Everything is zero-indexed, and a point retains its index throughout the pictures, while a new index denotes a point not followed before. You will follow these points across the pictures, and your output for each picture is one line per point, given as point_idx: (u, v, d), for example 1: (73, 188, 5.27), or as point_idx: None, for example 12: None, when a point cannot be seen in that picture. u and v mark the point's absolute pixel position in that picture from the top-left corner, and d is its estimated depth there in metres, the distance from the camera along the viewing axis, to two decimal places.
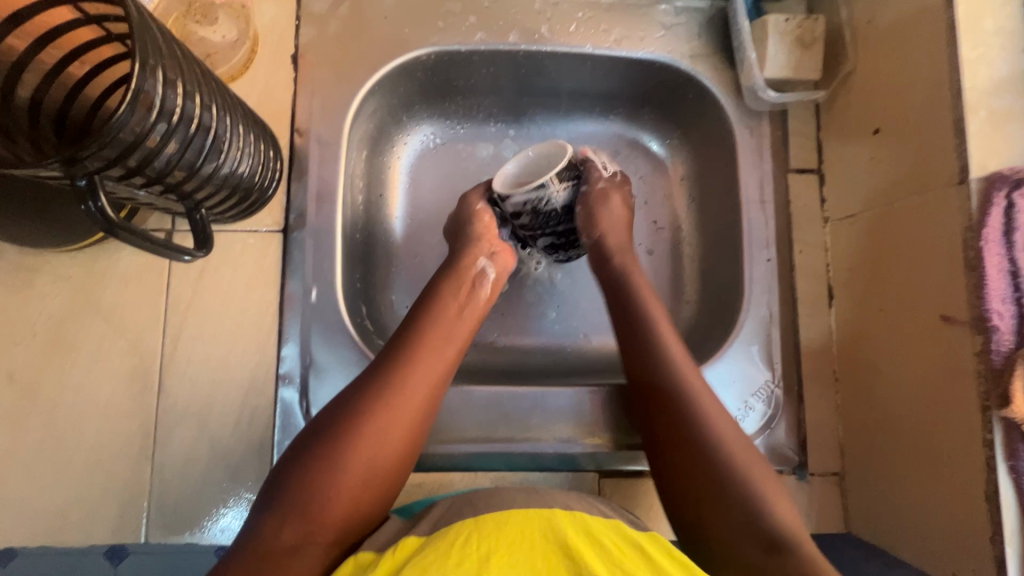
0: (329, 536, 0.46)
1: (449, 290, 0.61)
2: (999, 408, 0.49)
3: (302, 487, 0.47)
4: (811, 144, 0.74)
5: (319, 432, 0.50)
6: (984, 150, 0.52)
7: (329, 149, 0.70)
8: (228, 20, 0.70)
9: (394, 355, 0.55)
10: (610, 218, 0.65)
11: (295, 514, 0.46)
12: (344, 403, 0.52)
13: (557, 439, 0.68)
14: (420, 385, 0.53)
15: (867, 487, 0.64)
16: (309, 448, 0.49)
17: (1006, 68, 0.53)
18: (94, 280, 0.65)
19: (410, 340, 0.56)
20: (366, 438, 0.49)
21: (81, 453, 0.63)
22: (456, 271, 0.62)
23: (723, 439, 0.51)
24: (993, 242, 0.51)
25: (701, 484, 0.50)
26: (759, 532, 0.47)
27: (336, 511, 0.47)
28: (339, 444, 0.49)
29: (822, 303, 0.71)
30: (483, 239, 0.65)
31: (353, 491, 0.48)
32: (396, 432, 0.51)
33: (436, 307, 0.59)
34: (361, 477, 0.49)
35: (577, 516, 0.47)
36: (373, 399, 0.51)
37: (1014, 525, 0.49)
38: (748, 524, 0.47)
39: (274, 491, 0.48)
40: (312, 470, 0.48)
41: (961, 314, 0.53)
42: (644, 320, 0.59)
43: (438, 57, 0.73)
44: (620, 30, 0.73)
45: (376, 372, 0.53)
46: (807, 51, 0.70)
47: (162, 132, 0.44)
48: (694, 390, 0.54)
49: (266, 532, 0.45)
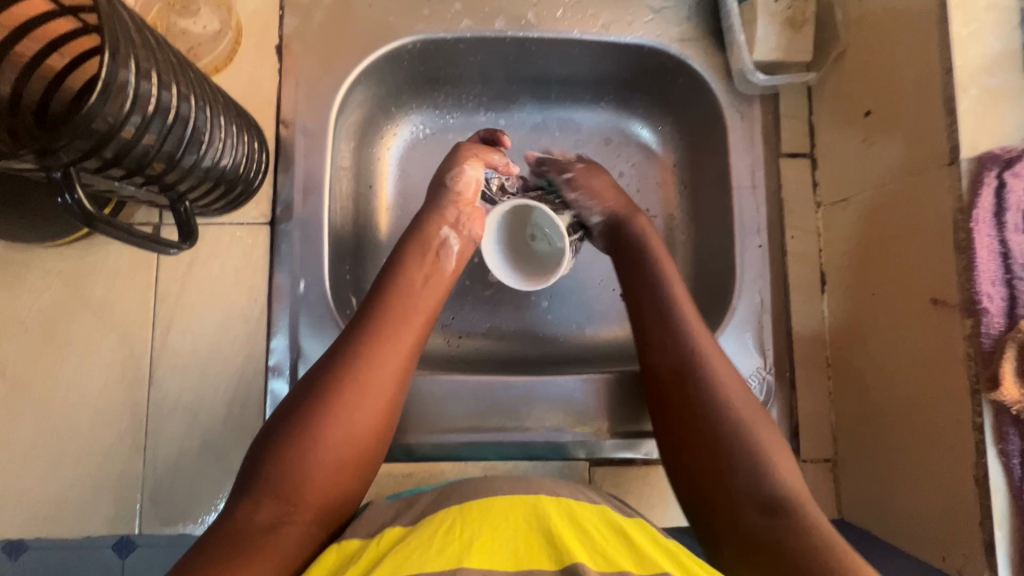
0: (306, 517, 0.47)
1: (414, 262, 0.60)
2: (989, 391, 0.49)
3: (276, 467, 0.47)
4: (803, 127, 0.72)
5: (290, 411, 0.50)
6: (974, 130, 0.51)
7: (315, 140, 0.69)
8: (210, 12, 0.69)
9: (361, 330, 0.54)
10: (605, 189, 0.67)
11: (272, 494, 0.46)
12: (312, 383, 0.51)
13: (547, 429, 0.68)
14: (389, 359, 0.53)
15: (860, 473, 0.64)
16: (280, 429, 0.49)
17: (997, 46, 0.52)
18: (82, 275, 0.66)
19: (376, 312, 0.56)
20: (337, 414, 0.49)
21: (74, 446, 0.63)
22: (419, 242, 0.61)
23: (725, 393, 0.53)
24: (984, 223, 0.50)
25: (700, 434, 0.52)
26: (758, 490, 0.48)
27: (313, 489, 0.47)
28: (311, 421, 0.49)
29: (814, 289, 0.70)
30: (456, 201, 0.64)
31: (327, 469, 0.48)
32: (370, 401, 0.51)
33: (402, 278, 0.58)
34: (335, 454, 0.49)
35: (565, 503, 0.48)
36: (341, 376, 0.51)
37: (1003, 510, 0.49)
38: (748, 489, 0.48)
39: (251, 471, 0.48)
40: (284, 452, 0.48)
41: (951, 298, 0.52)
42: (656, 281, 0.61)
43: (423, 45, 0.72)
44: (608, 14, 0.72)
45: (343, 349, 0.53)
46: (798, 33, 0.69)
47: (137, 123, 0.44)
48: (697, 342, 0.57)
49: (241, 513, 0.45)
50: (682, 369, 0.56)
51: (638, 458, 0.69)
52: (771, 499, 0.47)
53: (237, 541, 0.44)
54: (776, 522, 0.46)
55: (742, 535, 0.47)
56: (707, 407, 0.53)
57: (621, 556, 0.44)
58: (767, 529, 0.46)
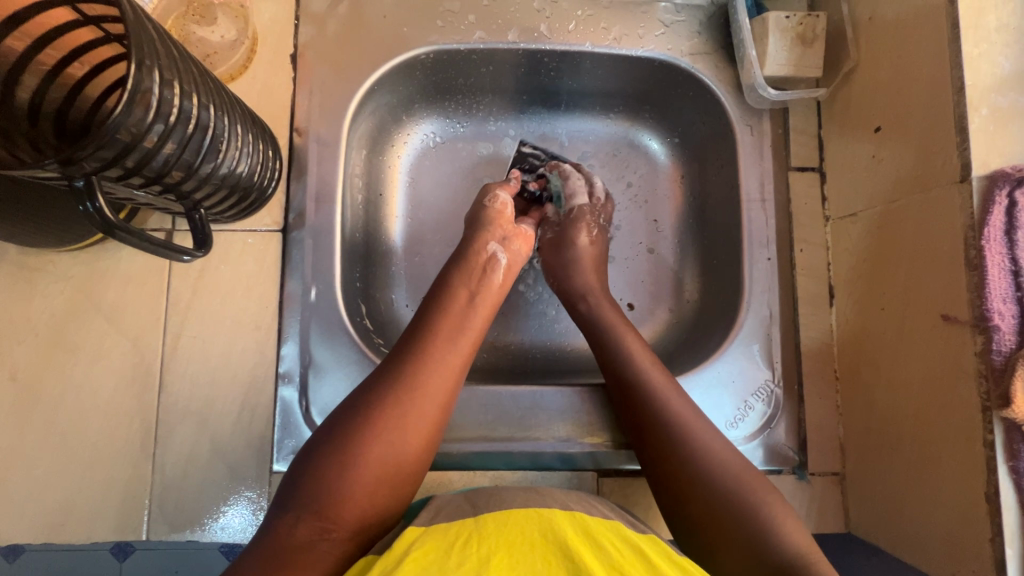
0: (345, 535, 0.45)
1: (460, 280, 0.60)
2: (1000, 409, 0.49)
3: (317, 482, 0.46)
4: (812, 142, 0.73)
5: (332, 428, 0.49)
6: (985, 148, 0.52)
7: (328, 148, 0.70)
8: (227, 21, 0.70)
9: (407, 349, 0.54)
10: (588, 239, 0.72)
11: (310, 509, 0.45)
12: (356, 401, 0.51)
13: (556, 438, 0.68)
14: (433, 378, 0.52)
15: (867, 488, 0.64)
16: (322, 445, 0.48)
17: (1008, 65, 0.52)
18: (95, 280, 0.66)
19: (424, 333, 0.55)
20: (382, 433, 0.48)
21: (83, 450, 0.63)
22: (467, 260, 0.62)
23: (716, 460, 0.52)
24: (995, 241, 0.50)
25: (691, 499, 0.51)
26: (761, 555, 0.46)
27: (352, 508, 0.46)
28: (353, 441, 0.48)
29: (822, 302, 0.70)
30: (497, 222, 0.66)
31: (368, 486, 0.47)
32: (415, 422, 0.50)
33: (446, 298, 0.59)
34: (375, 475, 0.47)
35: (577, 518, 0.48)
36: (387, 394, 0.50)
37: (1014, 527, 0.49)
38: (749, 548, 0.47)
39: (287, 487, 0.47)
40: (324, 467, 0.47)
41: (962, 314, 0.52)
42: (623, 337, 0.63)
43: (438, 56, 0.72)
44: (620, 28, 0.73)
45: (387, 370, 0.52)
46: (808, 49, 0.69)
47: (159, 132, 0.44)
48: (670, 397, 0.58)
49: (281, 528, 0.44)
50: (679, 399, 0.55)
51: None
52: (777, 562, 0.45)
53: (276, 557, 0.42)
54: None
55: None
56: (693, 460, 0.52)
57: (632, 565, 0.44)
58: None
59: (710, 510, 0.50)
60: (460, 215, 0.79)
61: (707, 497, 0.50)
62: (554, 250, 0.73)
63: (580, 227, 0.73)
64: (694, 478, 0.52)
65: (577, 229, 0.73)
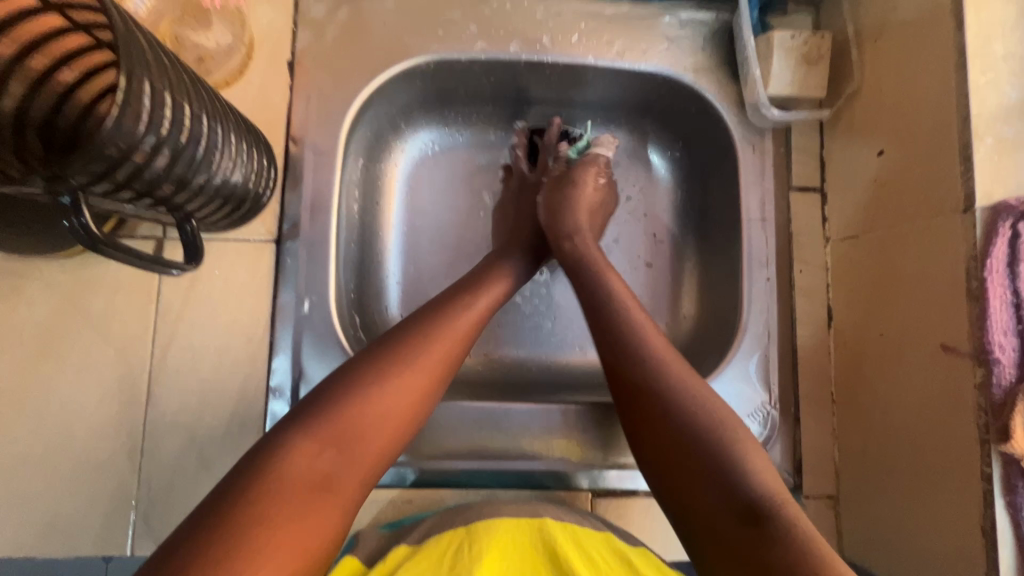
0: (354, 480, 0.44)
1: (485, 273, 0.63)
2: (999, 442, 0.49)
3: (338, 417, 0.45)
4: (813, 162, 0.72)
5: (356, 368, 0.49)
6: (990, 178, 0.51)
7: (324, 158, 0.68)
8: (223, 25, 0.69)
9: (434, 312, 0.55)
10: (591, 186, 0.70)
11: (329, 446, 0.44)
12: (388, 348, 0.50)
13: (550, 456, 0.67)
14: (457, 346, 0.54)
15: (861, 513, 0.64)
16: (346, 381, 0.48)
17: (1015, 95, 0.52)
18: (81, 288, 0.64)
19: (451, 303, 0.57)
20: (403, 383, 0.49)
21: (66, 463, 0.62)
22: (499, 263, 0.65)
23: (698, 403, 0.48)
24: (998, 273, 0.50)
25: (658, 425, 0.48)
26: (740, 496, 0.42)
27: (366, 453, 0.45)
28: (377, 384, 0.48)
29: (820, 324, 0.70)
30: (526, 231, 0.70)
31: (384, 433, 0.46)
32: (434, 382, 0.51)
33: (474, 285, 0.61)
34: (393, 423, 0.47)
35: (570, 526, 0.54)
36: (414, 347, 0.51)
37: (1009, 559, 0.49)
38: (720, 489, 0.43)
39: (304, 415, 0.45)
40: (349, 405, 0.46)
41: (963, 345, 0.52)
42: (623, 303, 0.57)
43: (439, 64, 0.71)
44: (623, 42, 0.72)
45: (414, 325, 0.53)
46: (813, 69, 0.69)
47: (151, 145, 0.43)
48: (641, 330, 0.54)
49: (294, 460, 0.42)
50: (655, 365, 0.51)
51: (640, 490, 0.68)
52: (754, 502, 0.42)
53: (288, 490, 0.40)
54: (761, 532, 0.40)
55: (725, 542, 0.41)
56: (666, 392, 0.49)
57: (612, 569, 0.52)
58: (748, 541, 0.40)
59: (677, 444, 0.46)
60: (460, 223, 0.78)
61: (675, 437, 0.46)
62: (555, 189, 0.70)
63: (588, 171, 0.71)
64: (663, 415, 0.48)
65: (586, 173, 0.70)
